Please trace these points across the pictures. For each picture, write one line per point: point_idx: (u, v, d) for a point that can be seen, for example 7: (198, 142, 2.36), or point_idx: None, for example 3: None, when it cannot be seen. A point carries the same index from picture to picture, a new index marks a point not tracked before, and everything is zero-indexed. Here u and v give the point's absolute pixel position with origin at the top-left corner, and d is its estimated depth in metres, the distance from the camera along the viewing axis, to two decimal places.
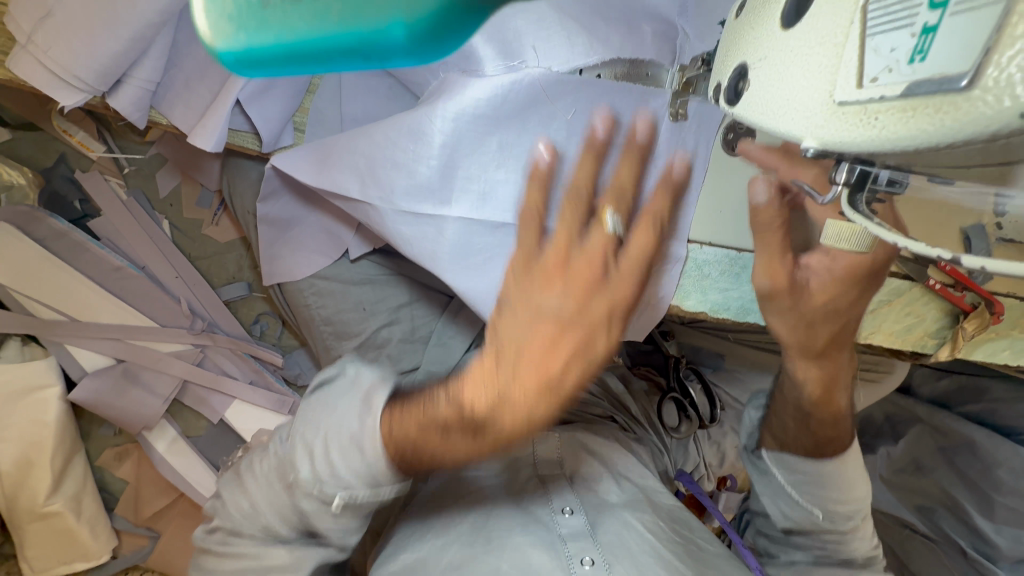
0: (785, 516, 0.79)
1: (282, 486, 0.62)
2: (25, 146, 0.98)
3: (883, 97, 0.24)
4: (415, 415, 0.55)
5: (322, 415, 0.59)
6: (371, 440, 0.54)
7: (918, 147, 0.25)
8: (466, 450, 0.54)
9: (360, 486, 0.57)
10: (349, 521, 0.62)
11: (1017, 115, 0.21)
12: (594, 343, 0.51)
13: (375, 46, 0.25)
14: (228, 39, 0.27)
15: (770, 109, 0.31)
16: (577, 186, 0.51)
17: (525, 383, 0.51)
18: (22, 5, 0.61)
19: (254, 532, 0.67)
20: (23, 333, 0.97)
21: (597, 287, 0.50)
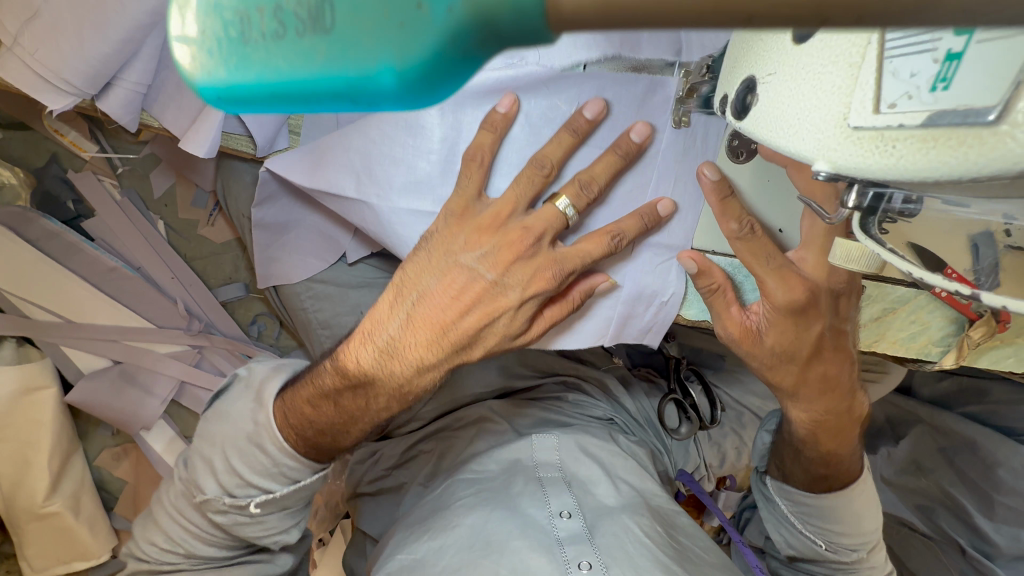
0: (789, 545, 0.78)
1: (192, 505, 0.67)
2: (16, 146, 0.96)
3: (901, 124, 0.23)
4: (307, 389, 0.63)
5: (221, 426, 0.65)
6: (270, 438, 0.62)
7: (936, 180, 0.23)
8: (364, 407, 0.61)
9: (269, 480, 0.64)
10: (276, 517, 0.67)
11: None
12: (497, 315, 0.57)
13: (366, 99, 0.17)
14: (203, 74, 0.19)
15: (779, 128, 0.30)
16: (544, 160, 0.53)
17: (422, 328, 0.57)
18: (9, 7, 0.59)
19: (179, 561, 0.68)
20: (18, 335, 0.96)
21: (520, 257, 0.55)
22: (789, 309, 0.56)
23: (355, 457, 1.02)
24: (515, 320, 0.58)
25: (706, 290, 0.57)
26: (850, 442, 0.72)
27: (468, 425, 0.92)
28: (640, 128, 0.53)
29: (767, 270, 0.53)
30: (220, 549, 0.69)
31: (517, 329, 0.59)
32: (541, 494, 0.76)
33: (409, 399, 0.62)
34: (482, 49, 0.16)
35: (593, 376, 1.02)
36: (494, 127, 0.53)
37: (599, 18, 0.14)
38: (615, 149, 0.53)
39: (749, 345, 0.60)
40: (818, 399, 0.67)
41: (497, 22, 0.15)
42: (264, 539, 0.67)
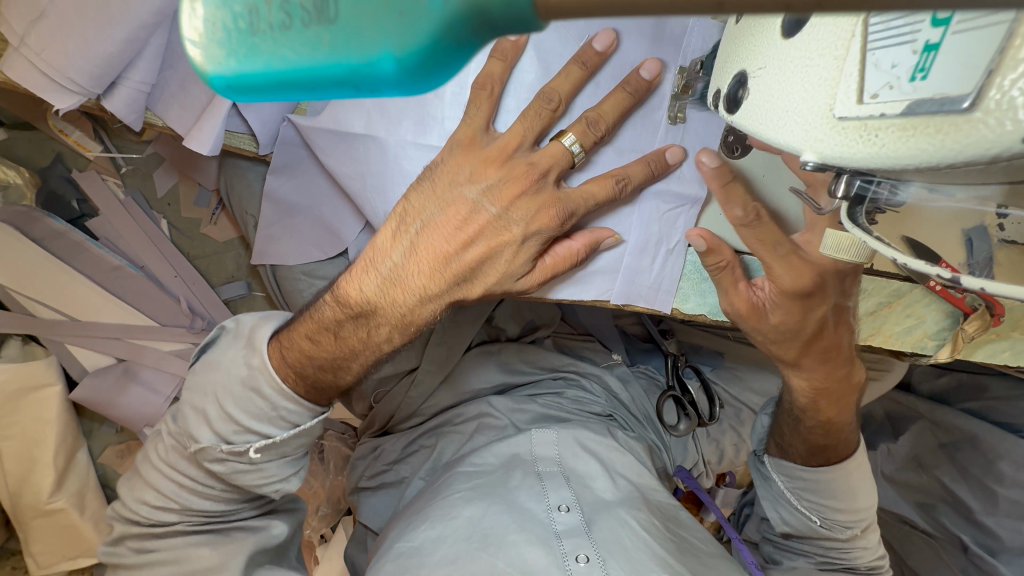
0: (784, 522, 0.79)
1: (187, 459, 0.67)
2: (21, 145, 0.98)
3: (882, 114, 0.24)
4: (307, 324, 0.62)
5: (213, 375, 0.64)
6: (268, 381, 0.61)
7: (917, 166, 0.24)
8: (365, 338, 0.61)
9: (268, 425, 0.63)
10: (275, 466, 0.67)
11: (1018, 140, 0.20)
12: (501, 249, 0.56)
13: (368, 86, 0.18)
14: (213, 65, 0.20)
15: (769, 119, 0.31)
16: (552, 94, 0.53)
17: (425, 257, 0.57)
18: (16, 8, 0.60)
19: (175, 516, 0.68)
20: (23, 333, 0.97)
21: (526, 192, 0.54)
22: (796, 293, 0.57)
23: (358, 453, 1.02)
24: (518, 258, 0.57)
25: (714, 268, 0.57)
26: (847, 413, 0.73)
27: (468, 420, 0.94)
28: (650, 64, 0.52)
29: (776, 258, 0.55)
30: (217, 502, 0.69)
31: (520, 272, 0.58)
32: (539, 487, 0.77)
33: (411, 331, 0.61)
34: (477, 35, 0.17)
35: (593, 374, 1.02)
36: (503, 55, 0.54)
37: (584, 9, 0.14)
38: (625, 84, 0.53)
39: (754, 321, 0.60)
40: (819, 367, 0.67)
41: (488, 10, 0.16)
42: (263, 487, 0.67)
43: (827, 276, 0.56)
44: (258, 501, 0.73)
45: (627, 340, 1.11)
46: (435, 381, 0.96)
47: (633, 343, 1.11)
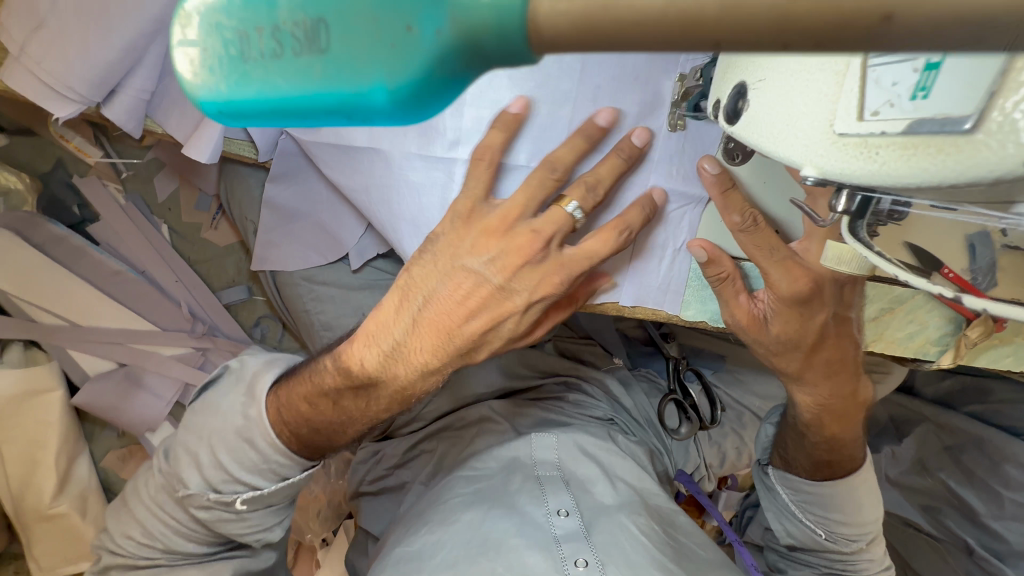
0: (788, 534, 0.79)
1: (174, 501, 0.67)
2: (22, 151, 0.98)
3: (883, 132, 0.24)
4: (305, 386, 0.63)
5: (211, 419, 0.66)
6: (262, 436, 0.63)
7: (919, 185, 0.24)
8: (365, 407, 0.62)
9: (257, 476, 0.65)
10: (260, 515, 0.68)
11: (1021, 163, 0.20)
12: (502, 319, 0.57)
13: (359, 115, 0.18)
14: (202, 90, 0.19)
15: (769, 132, 0.30)
16: (556, 163, 0.52)
17: (426, 333, 0.57)
18: (15, 16, 0.60)
19: (159, 555, 0.68)
20: (25, 338, 0.98)
21: (528, 264, 0.54)
22: (793, 301, 0.56)
23: (359, 457, 1.02)
24: (519, 323, 0.59)
25: (714, 280, 0.57)
26: (854, 429, 0.72)
27: (470, 425, 0.93)
28: (638, 131, 0.53)
29: (771, 262, 0.53)
30: (201, 545, 0.69)
31: (521, 331, 0.60)
32: (539, 492, 0.76)
33: (411, 399, 0.62)
34: (470, 68, 0.17)
35: (595, 378, 1.02)
36: (505, 126, 0.53)
37: (576, 44, 0.15)
38: (620, 151, 0.53)
39: (756, 332, 0.60)
40: (823, 382, 0.67)
41: (481, 44, 0.16)
42: (247, 536, 0.69)
43: (824, 281, 0.55)
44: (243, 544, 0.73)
45: (629, 343, 1.10)
46: (434, 387, 0.97)
47: (634, 346, 1.10)
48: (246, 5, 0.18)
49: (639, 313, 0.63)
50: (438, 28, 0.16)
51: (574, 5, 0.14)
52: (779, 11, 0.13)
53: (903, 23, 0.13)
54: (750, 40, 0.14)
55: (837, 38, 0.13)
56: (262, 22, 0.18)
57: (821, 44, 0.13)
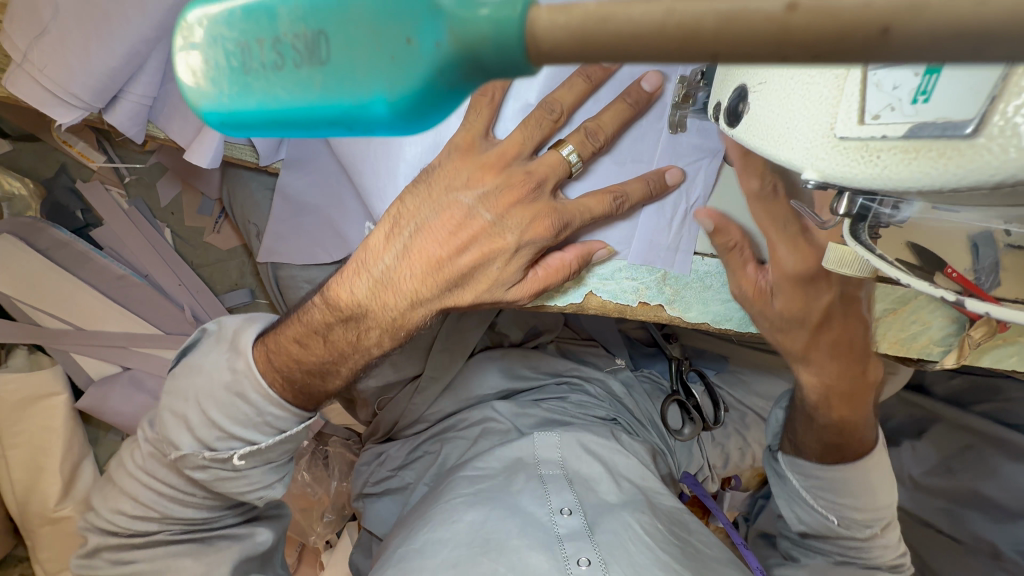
0: (799, 520, 0.79)
1: (166, 466, 0.67)
2: (26, 157, 0.99)
3: (885, 136, 0.24)
4: (296, 326, 0.63)
5: (194, 379, 0.65)
6: (251, 386, 0.62)
7: (921, 187, 0.24)
8: (355, 341, 0.62)
9: (251, 431, 0.64)
10: (258, 472, 0.68)
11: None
12: (494, 254, 0.57)
13: (361, 126, 0.18)
14: (205, 101, 0.20)
15: (771, 134, 0.30)
16: (554, 104, 0.53)
17: (417, 261, 0.57)
18: (17, 23, 0.60)
19: (154, 525, 0.68)
20: (29, 343, 0.98)
21: (521, 200, 0.55)
22: (798, 277, 0.55)
23: (363, 459, 1.03)
24: (510, 265, 0.58)
25: (722, 248, 0.56)
26: (863, 410, 0.72)
27: (472, 426, 0.93)
28: (652, 77, 0.52)
29: (781, 236, 0.52)
30: (198, 510, 0.69)
31: (511, 278, 0.59)
32: (541, 491, 0.77)
33: (402, 335, 0.62)
34: (470, 79, 0.17)
35: (597, 379, 1.02)
36: None
37: (574, 52, 0.15)
38: (626, 96, 0.52)
39: (761, 306, 0.59)
40: (830, 362, 0.67)
41: (480, 55, 0.16)
42: (247, 495, 0.68)
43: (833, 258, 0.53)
44: (241, 507, 0.74)
45: (631, 344, 1.10)
46: (438, 389, 0.97)
47: (637, 347, 1.10)
48: (245, 15, 0.18)
49: (641, 316, 0.63)
50: (437, 40, 0.16)
51: (573, 18, 0.14)
52: (774, 25, 0.13)
53: (896, 35, 0.12)
54: (754, 48, 0.13)
55: (840, 49, 0.13)
56: (261, 33, 0.18)
57: (817, 57, 0.13)
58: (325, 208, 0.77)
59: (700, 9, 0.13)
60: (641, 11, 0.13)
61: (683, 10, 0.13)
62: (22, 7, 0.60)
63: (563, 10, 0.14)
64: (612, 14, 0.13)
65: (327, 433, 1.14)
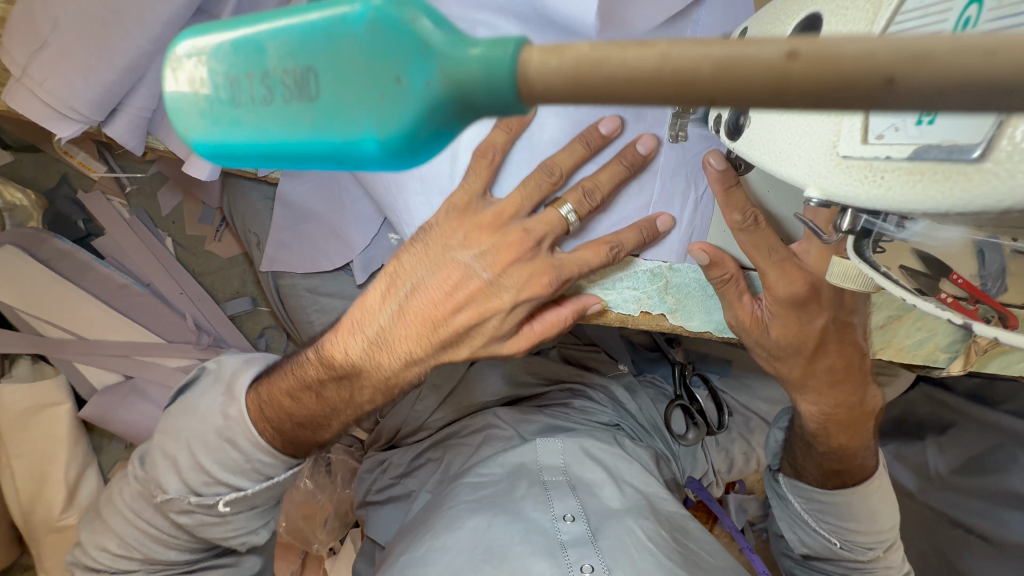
0: (802, 544, 0.78)
1: (152, 507, 0.66)
2: (28, 167, 0.99)
3: (888, 157, 0.24)
4: (288, 380, 0.64)
5: (187, 421, 0.66)
6: (242, 434, 0.63)
7: (926, 211, 0.24)
8: (350, 398, 0.63)
9: (239, 478, 0.65)
10: (245, 517, 0.68)
11: None
12: (489, 315, 0.57)
13: (350, 163, 0.18)
14: (196, 132, 0.19)
15: (772, 149, 0.30)
16: (554, 167, 0.53)
17: (412, 322, 0.58)
18: (16, 37, 0.60)
19: (136, 565, 0.67)
20: (33, 353, 0.99)
21: (518, 260, 0.55)
22: (791, 302, 0.55)
23: (365, 466, 1.02)
24: (503, 323, 0.59)
25: (718, 282, 0.55)
26: (863, 436, 0.71)
27: (474, 433, 0.93)
28: (646, 140, 0.53)
29: (768, 263, 0.52)
30: (182, 552, 0.69)
31: (504, 333, 0.59)
32: (545, 497, 0.76)
33: (397, 391, 0.63)
34: (459, 121, 0.16)
35: (600, 384, 1.01)
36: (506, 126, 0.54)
37: (565, 93, 0.14)
38: (621, 158, 0.53)
39: (757, 335, 0.59)
40: (829, 391, 0.66)
41: (470, 95, 0.15)
42: (231, 540, 0.68)
43: (822, 283, 0.54)
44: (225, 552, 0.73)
45: (633, 349, 1.10)
46: (439, 396, 0.97)
47: (639, 352, 1.10)
48: (236, 48, 0.18)
49: (643, 325, 0.62)
50: (427, 79, 0.16)
51: (564, 60, 0.14)
52: (773, 72, 0.12)
53: (901, 85, 0.12)
54: (748, 90, 0.13)
55: (839, 98, 0.12)
56: (252, 68, 0.18)
57: (821, 104, 0.13)
58: (327, 216, 0.77)
59: (695, 55, 0.13)
60: (636, 55, 0.13)
61: (676, 56, 0.13)
62: (21, 21, 0.60)
63: (555, 54, 0.14)
64: (605, 57, 0.13)
65: None
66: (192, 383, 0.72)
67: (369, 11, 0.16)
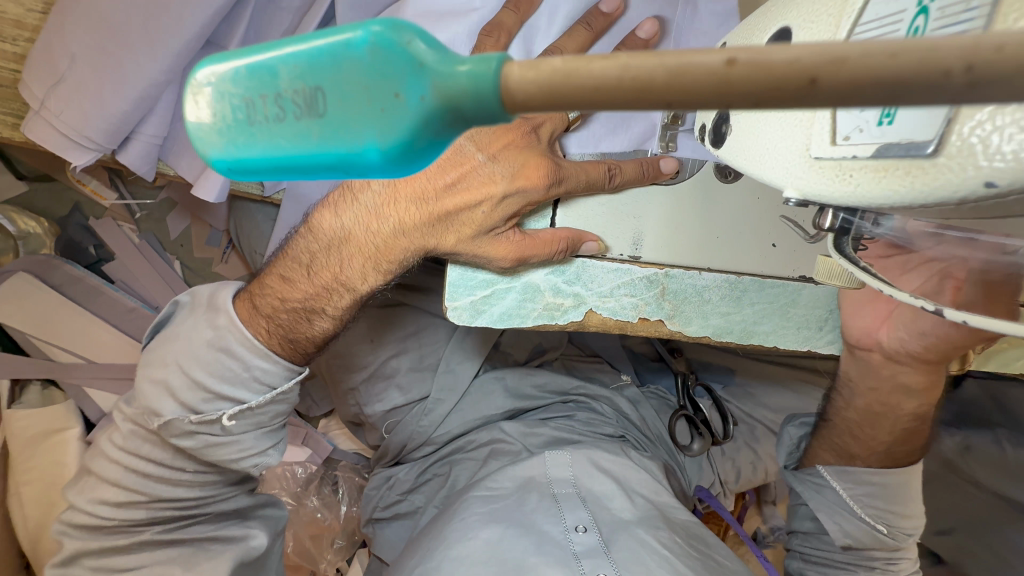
0: (845, 534, 0.73)
1: (153, 439, 0.65)
2: (41, 197, 1.01)
3: (855, 156, 0.25)
4: (284, 262, 0.62)
5: (173, 344, 0.63)
6: (237, 341, 0.61)
7: (895, 202, 0.25)
8: (343, 270, 0.59)
9: (239, 389, 0.62)
10: (252, 437, 0.66)
11: (982, 183, 0.22)
12: (479, 198, 0.53)
13: (352, 170, 0.20)
14: (214, 150, 0.21)
15: (752, 155, 0.32)
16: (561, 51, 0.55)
17: (402, 190, 0.55)
18: (36, 74, 0.63)
19: (143, 512, 0.66)
20: (43, 378, 1.00)
21: (516, 143, 0.53)
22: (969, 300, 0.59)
23: (372, 483, 1.02)
24: (496, 211, 0.54)
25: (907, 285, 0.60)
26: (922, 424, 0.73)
27: (481, 447, 0.94)
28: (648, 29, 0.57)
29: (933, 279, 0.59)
30: (191, 489, 0.68)
31: (495, 227, 0.55)
32: (555, 509, 0.77)
33: (389, 267, 0.59)
34: (450, 130, 0.18)
35: (603, 395, 1.02)
36: (517, 9, 0.56)
37: (543, 102, 0.16)
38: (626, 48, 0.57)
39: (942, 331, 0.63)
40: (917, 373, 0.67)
41: (460, 106, 0.17)
42: (241, 463, 0.66)
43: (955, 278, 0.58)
44: (243, 485, 0.74)
45: (636, 359, 1.15)
46: (448, 406, 0.97)
47: (643, 362, 1.14)
48: (250, 74, 0.20)
49: (642, 333, 0.63)
50: (420, 94, 0.18)
51: (540, 75, 0.15)
52: (716, 77, 0.14)
53: (825, 85, 0.14)
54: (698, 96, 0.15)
55: (777, 102, 0.14)
56: (265, 90, 0.19)
57: (762, 104, 0.14)
58: None
59: (650, 65, 0.14)
60: (601, 67, 0.15)
61: (637, 65, 0.15)
62: (41, 58, 0.63)
63: (532, 68, 0.16)
64: (575, 70, 0.15)
65: (337, 457, 1.14)
66: (169, 319, 0.68)
67: (370, 36, 0.18)
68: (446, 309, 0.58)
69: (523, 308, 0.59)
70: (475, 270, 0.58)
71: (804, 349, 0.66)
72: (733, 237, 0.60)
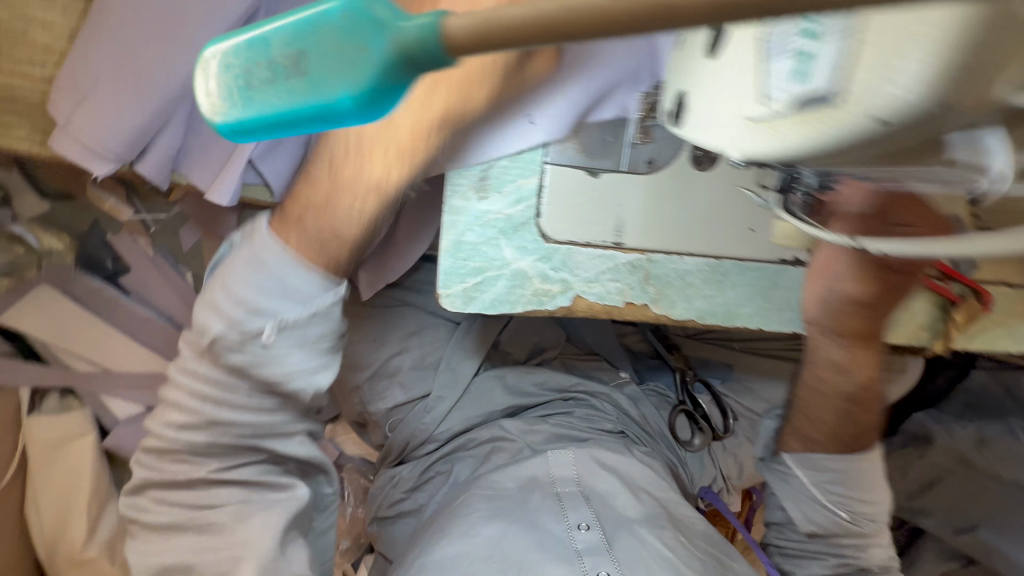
0: (810, 520, 0.84)
1: (206, 360, 0.64)
2: (63, 215, 1.03)
3: (778, 112, 0.32)
4: (307, 173, 0.61)
5: (227, 266, 0.63)
6: (271, 251, 0.60)
7: (810, 151, 0.31)
8: (364, 159, 0.57)
9: (283, 300, 0.61)
10: (299, 353, 0.64)
11: (868, 119, 0.27)
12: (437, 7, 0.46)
13: (330, 117, 0.23)
14: (220, 116, 0.25)
15: (699, 124, 0.38)
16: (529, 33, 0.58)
17: None
18: (63, 93, 0.69)
19: (203, 436, 0.66)
20: (61, 387, 1.06)
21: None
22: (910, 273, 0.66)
23: (377, 483, 1.03)
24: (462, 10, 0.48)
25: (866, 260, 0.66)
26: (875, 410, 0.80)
27: (482, 444, 0.97)
28: None
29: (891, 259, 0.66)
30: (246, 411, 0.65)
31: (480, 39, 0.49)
32: (558, 508, 0.78)
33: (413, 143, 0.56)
34: (408, 76, 0.22)
35: (603, 392, 1.04)
36: None
37: (476, 48, 0.20)
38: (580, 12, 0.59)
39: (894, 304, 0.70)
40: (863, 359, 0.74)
41: (413, 55, 0.21)
42: (296, 380, 0.65)
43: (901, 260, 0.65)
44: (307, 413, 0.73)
45: (634, 358, 1.15)
46: (449, 404, 0.99)
47: (641, 360, 1.15)
48: (247, 47, 0.24)
49: (629, 317, 0.65)
50: (382, 44, 0.21)
51: (472, 20, 0.19)
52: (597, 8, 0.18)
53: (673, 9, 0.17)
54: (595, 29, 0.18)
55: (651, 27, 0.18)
56: (259, 57, 0.23)
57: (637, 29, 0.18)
58: None
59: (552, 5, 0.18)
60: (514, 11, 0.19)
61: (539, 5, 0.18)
62: (68, 78, 0.68)
63: (466, 18, 0.20)
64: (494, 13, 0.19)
65: (342, 461, 1.15)
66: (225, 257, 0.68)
67: (342, 4, 0.22)
68: (439, 297, 0.61)
69: (513, 294, 0.62)
70: (465, 259, 0.61)
71: (787, 330, 0.68)
72: (712, 222, 0.63)
